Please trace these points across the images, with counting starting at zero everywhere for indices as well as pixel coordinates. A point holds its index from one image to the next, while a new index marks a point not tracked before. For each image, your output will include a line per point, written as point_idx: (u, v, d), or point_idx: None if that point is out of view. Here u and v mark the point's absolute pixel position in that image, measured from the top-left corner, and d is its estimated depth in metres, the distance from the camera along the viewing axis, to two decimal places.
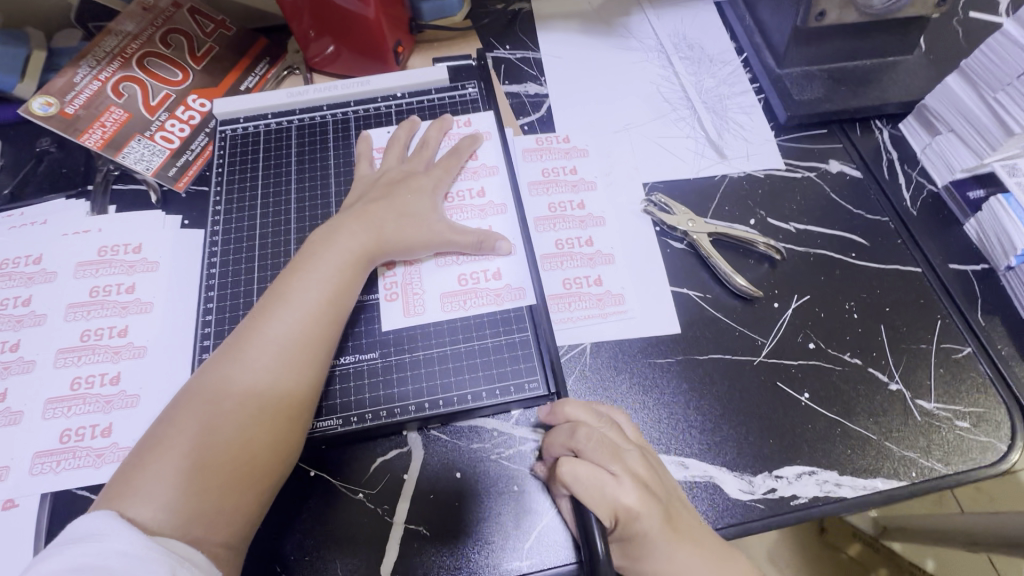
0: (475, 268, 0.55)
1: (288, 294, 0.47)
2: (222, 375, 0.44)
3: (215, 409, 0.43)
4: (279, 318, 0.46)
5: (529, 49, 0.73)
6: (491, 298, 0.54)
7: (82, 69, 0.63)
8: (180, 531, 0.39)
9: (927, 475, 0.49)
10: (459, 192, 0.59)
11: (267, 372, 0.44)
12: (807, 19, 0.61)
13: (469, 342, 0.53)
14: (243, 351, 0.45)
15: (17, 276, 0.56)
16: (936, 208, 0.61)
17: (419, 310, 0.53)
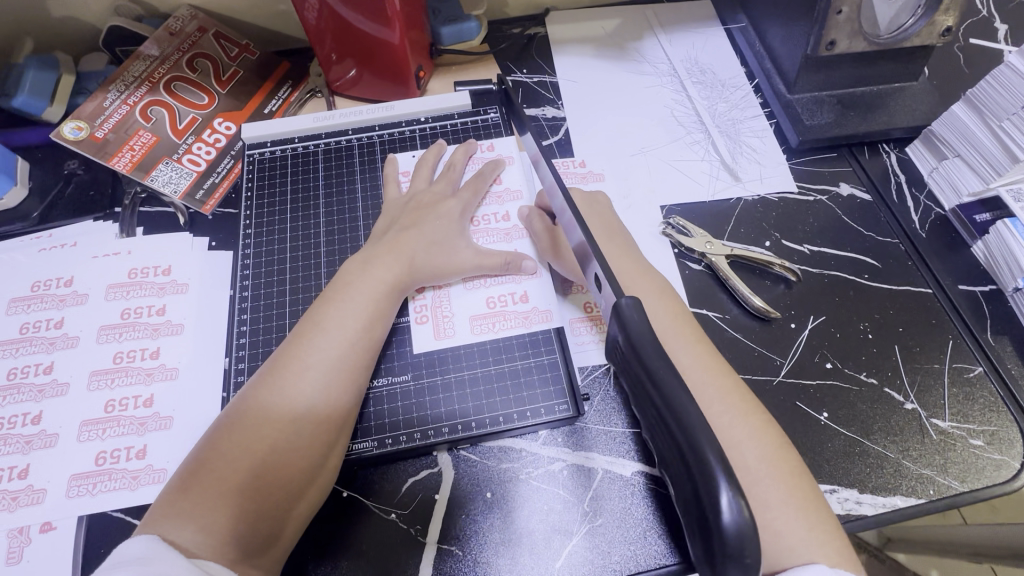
0: (502, 290, 0.57)
1: (326, 319, 0.49)
2: (262, 398, 0.45)
3: (255, 431, 0.44)
4: (317, 343, 0.47)
5: (546, 73, 0.75)
6: (518, 321, 0.55)
7: (112, 94, 0.64)
8: (217, 553, 0.39)
9: (945, 492, 0.50)
10: (485, 216, 0.61)
11: (306, 396, 0.45)
12: (818, 48, 0.63)
13: (499, 364, 0.54)
14: (283, 376, 0.46)
15: (49, 298, 0.57)
16: (945, 230, 0.63)
17: (450, 333, 0.55)
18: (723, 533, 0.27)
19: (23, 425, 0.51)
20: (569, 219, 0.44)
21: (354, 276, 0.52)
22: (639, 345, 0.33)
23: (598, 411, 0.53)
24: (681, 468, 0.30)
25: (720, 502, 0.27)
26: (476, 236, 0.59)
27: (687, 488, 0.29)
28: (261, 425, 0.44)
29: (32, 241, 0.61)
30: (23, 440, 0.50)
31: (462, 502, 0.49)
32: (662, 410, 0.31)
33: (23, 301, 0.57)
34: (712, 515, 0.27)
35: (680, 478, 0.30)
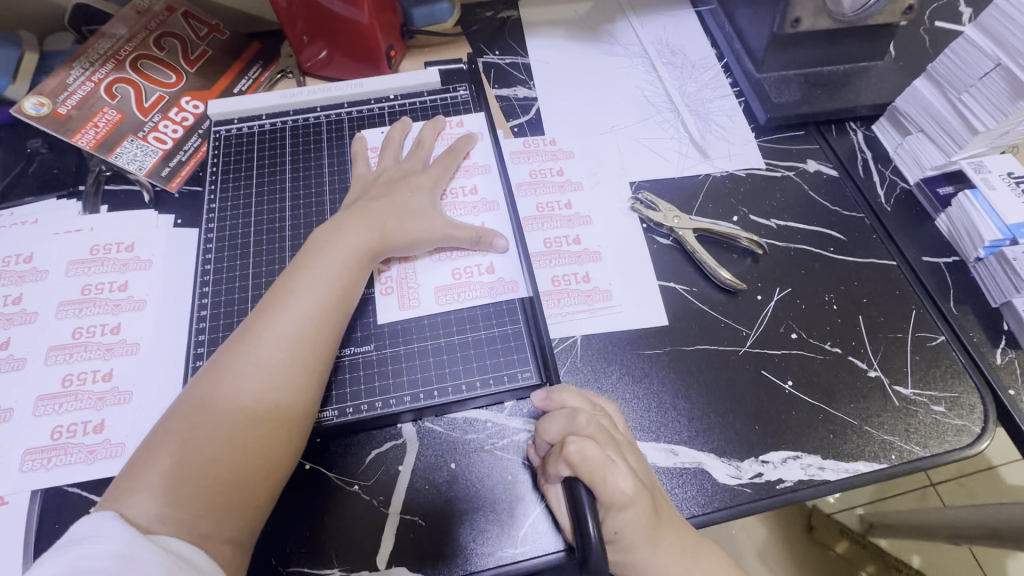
0: (468, 262, 0.57)
1: (296, 287, 0.48)
2: (232, 368, 0.44)
3: (224, 405, 0.43)
4: (289, 310, 0.47)
5: (518, 54, 0.75)
6: (485, 292, 0.55)
7: (76, 70, 0.64)
8: (186, 527, 0.39)
9: (906, 457, 0.50)
10: (455, 189, 0.61)
11: (276, 367, 0.45)
12: (784, 26, 0.64)
13: (464, 334, 0.53)
14: (254, 344, 0.45)
15: (7, 275, 0.56)
16: (909, 204, 0.64)
17: (415, 304, 0.54)
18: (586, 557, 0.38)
19: None
20: None
21: (323, 243, 0.51)
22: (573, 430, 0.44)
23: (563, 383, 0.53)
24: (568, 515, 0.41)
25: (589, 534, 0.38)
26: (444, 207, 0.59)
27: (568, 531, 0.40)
28: (233, 397, 0.43)
29: None
30: None
31: (426, 472, 0.49)
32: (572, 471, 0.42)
33: None
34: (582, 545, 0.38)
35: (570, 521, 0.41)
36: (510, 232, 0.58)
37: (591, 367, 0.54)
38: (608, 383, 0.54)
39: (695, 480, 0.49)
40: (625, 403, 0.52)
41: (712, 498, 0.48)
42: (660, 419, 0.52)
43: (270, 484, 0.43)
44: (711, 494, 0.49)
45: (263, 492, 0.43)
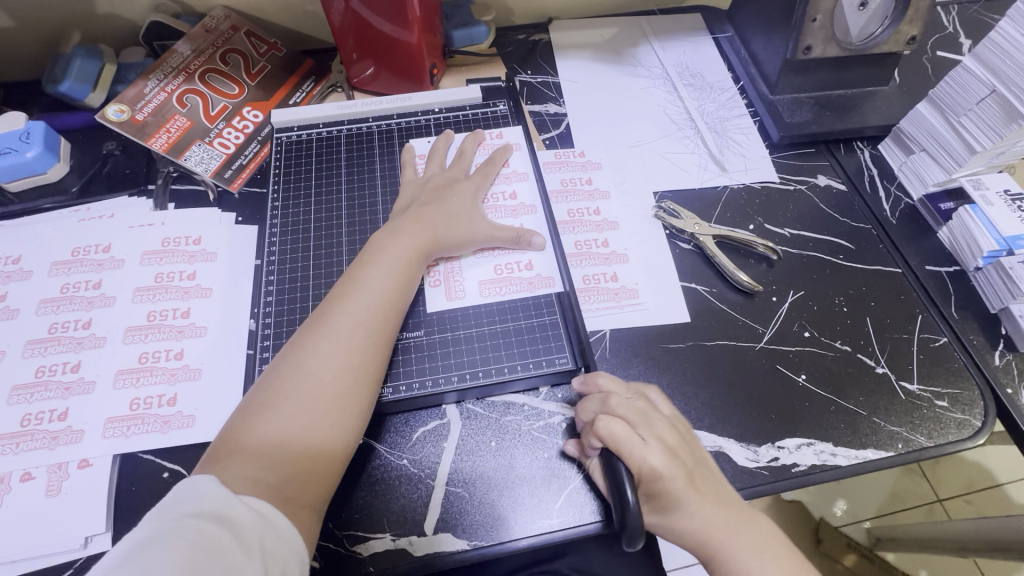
0: (509, 259, 0.62)
1: (364, 278, 0.53)
2: (310, 348, 0.49)
3: (306, 381, 0.48)
4: (359, 298, 0.52)
5: (549, 74, 0.82)
6: (523, 287, 0.60)
7: (152, 82, 0.70)
8: (276, 491, 0.43)
9: (911, 447, 0.54)
10: (495, 195, 0.66)
11: (351, 349, 0.49)
12: (796, 52, 0.70)
13: (504, 325, 0.58)
14: (330, 326, 0.50)
15: (87, 262, 0.62)
16: (913, 217, 0.69)
17: (459, 295, 0.59)
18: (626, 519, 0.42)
19: (62, 373, 0.55)
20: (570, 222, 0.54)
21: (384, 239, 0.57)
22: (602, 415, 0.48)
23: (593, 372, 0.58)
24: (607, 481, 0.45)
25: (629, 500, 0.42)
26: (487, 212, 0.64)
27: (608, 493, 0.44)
28: (313, 373, 0.48)
29: (71, 213, 0.66)
30: (62, 386, 0.54)
31: (468, 448, 0.54)
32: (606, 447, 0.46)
33: (65, 264, 0.62)
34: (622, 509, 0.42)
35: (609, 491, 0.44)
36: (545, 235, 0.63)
37: (620, 358, 0.59)
38: (635, 373, 0.58)
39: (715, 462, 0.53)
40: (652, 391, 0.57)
41: (732, 479, 0.53)
42: (683, 407, 0.56)
43: (344, 456, 0.47)
44: (730, 475, 0.53)
45: (339, 462, 0.47)
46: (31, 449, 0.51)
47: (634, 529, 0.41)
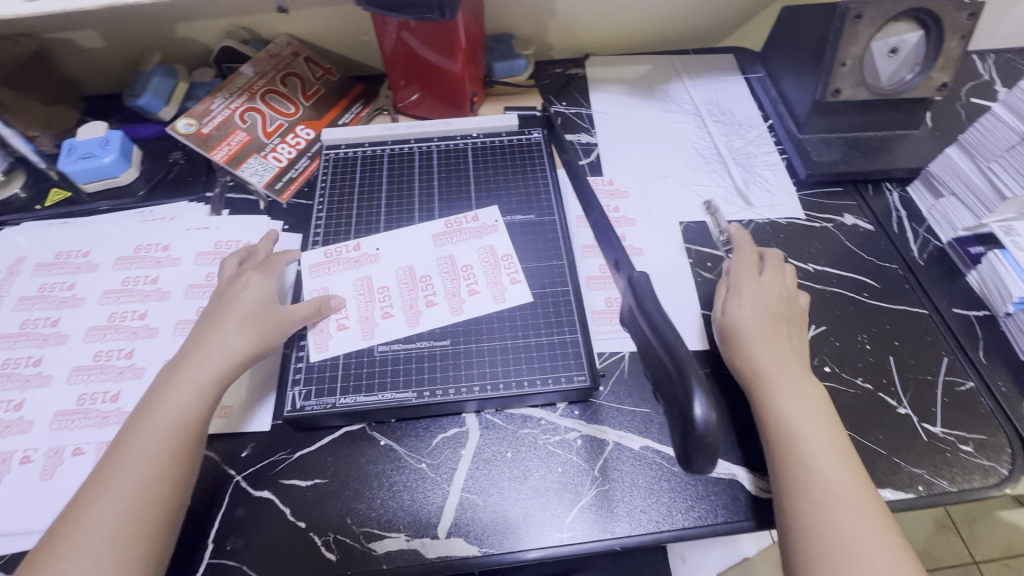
0: (397, 293, 0.63)
1: (166, 398, 0.51)
2: (102, 486, 0.46)
3: (104, 504, 0.45)
4: (161, 416, 0.49)
5: (583, 106, 0.86)
6: (398, 314, 0.62)
7: (219, 100, 0.77)
8: None
9: (933, 490, 0.53)
10: (455, 220, 0.69)
11: (150, 454, 0.47)
12: (825, 94, 0.72)
13: (352, 321, 0.61)
14: (137, 438, 0.48)
15: (148, 259, 0.67)
16: (942, 260, 0.69)
17: (363, 279, 0.64)
18: (693, 428, 0.31)
19: (117, 358, 0.59)
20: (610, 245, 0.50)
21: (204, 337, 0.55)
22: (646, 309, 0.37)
23: (609, 391, 0.59)
24: (666, 382, 0.35)
25: (693, 406, 0.31)
26: (431, 227, 0.69)
27: (667, 403, 0.34)
28: (111, 507, 0.45)
29: (137, 214, 0.72)
30: (116, 370, 0.58)
31: (485, 457, 0.55)
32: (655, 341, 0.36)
33: (128, 259, 0.67)
34: (686, 416, 0.32)
35: (668, 387, 0.34)
36: (460, 295, 0.63)
37: (637, 382, 0.60)
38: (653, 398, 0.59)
39: (730, 490, 0.53)
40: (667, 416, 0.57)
41: (746, 508, 0.52)
42: None
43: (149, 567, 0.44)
44: (746, 505, 0.53)
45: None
46: (84, 427, 0.55)
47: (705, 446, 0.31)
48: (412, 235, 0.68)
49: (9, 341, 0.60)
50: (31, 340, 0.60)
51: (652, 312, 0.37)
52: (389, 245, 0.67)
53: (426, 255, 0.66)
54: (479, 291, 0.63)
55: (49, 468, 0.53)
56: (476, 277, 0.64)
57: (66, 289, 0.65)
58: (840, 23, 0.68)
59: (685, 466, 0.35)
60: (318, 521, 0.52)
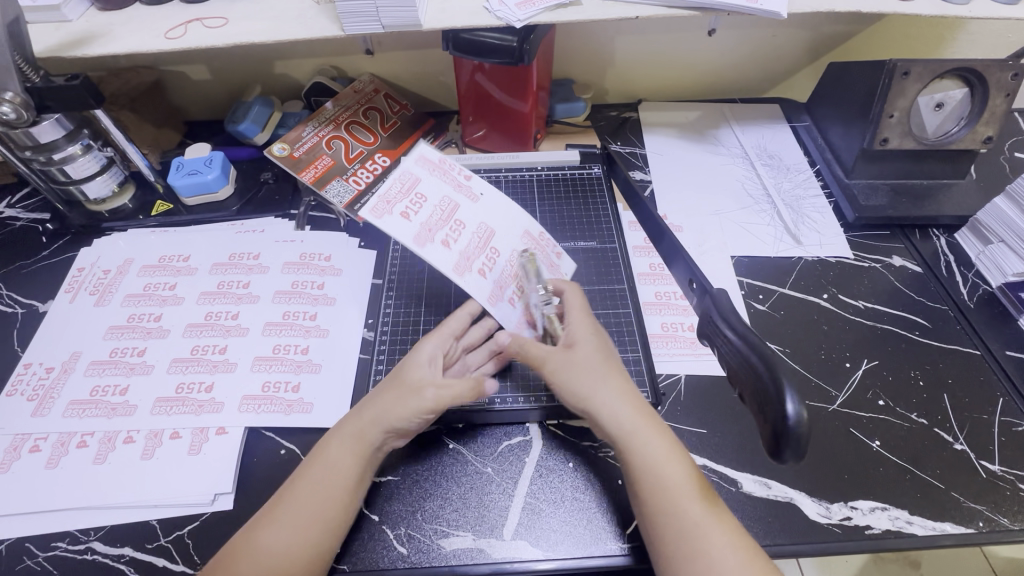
0: (458, 234, 0.63)
1: (335, 457, 0.51)
2: (266, 535, 0.48)
3: (287, 528, 0.48)
4: (338, 459, 0.52)
5: (637, 146, 0.92)
6: (455, 252, 0.61)
7: (309, 128, 0.84)
8: None
9: (994, 527, 0.54)
10: (545, 243, 0.69)
11: (330, 490, 0.50)
12: (873, 143, 0.77)
13: (399, 212, 0.60)
14: (318, 471, 0.51)
15: (240, 266, 0.74)
16: (992, 303, 0.71)
17: (452, 202, 0.64)
18: (786, 422, 0.35)
19: (212, 353, 0.65)
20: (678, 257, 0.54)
21: (382, 409, 0.53)
22: (733, 323, 0.42)
23: (667, 412, 0.61)
24: (756, 384, 0.39)
25: (786, 403, 0.35)
26: (530, 222, 0.69)
27: (758, 403, 0.38)
28: (272, 550, 0.47)
29: (230, 226, 0.80)
30: (211, 364, 0.64)
31: (548, 465, 0.58)
32: (744, 350, 0.41)
33: (223, 266, 0.74)
34: (778, 412, 0.36)
35: (756, 391, 0.38)
36: (504, 294, 0.63)
37: (692, 404, 0.62)
38: (708, 420, 0.61)
39: (788, 514, 0.55)
40: (722, 437, 0.60)
41: (805, 532, 0.54)
42: (753, 457, 0.58)
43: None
44: (804, 529, 0.54)
45: None
46: (181, 413, 0.60)
47: (798, 440, 0.35)
48: (510, 210, 0.68)
49: (118, 332, 0.67)
50: (136, 332, 0.67)
51: (736, 323, 0.42)
52: (490, 200, 0.67)
53: (503, 232, 0.66)
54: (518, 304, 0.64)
55: (149, 449, 0.58)
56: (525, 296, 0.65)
57: (168, 289, 0.71)
58: (889, 79, 0.73)
59: (774, 460, 0.38)
60: (389, 514, 0.55)
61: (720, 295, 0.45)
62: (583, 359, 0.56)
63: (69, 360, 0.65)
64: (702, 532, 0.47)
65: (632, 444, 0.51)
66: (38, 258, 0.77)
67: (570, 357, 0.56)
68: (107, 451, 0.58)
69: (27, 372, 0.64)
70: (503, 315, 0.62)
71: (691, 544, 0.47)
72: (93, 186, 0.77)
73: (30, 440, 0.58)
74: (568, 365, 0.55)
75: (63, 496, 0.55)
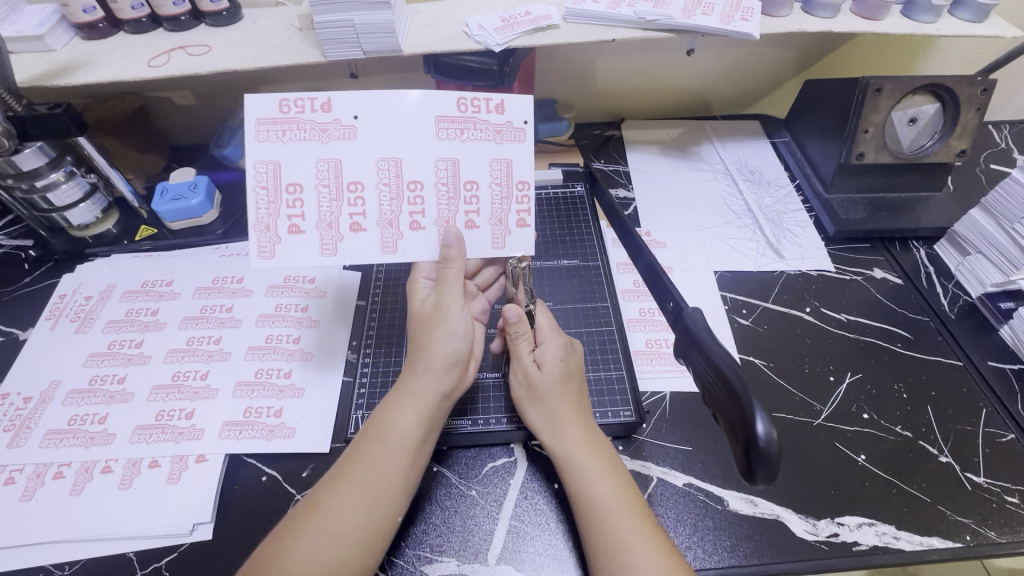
0: (417, 204, 0.57)
1: (394, 414, 0.52)
2: (331, 492, 0.48)
3: (356, 491, 0.48)
4: (399, 424, 0.52)
5: (619, 164, 0.93)
6: (430, 226, 0.58)
7: None
8: None
9: (981, 540, 0.53)
10: (472, 101, 0.57)
11: (397, 455, 0.50)
12: (850, 157, 0.78)
13: (309, 226, 0.57)
14: (383, 436, 0.51)
15: (224, 290, 0.74)
16: (972, 314, 0.71)
17: (391, 161, 0.57)
18: (757, 440, 0.35)
19: (194, 379, 0.64)
20: (653, 274, 0.54)
21: (429, 346, 0.54)
22: (705, 344, 0.43)
23: (653, 430, 0.61)
24: (728, 405, 0.39)
25: (756, 422, 0.36)
26: (439, 103, 0.56)
27: (731, 423, 0.38)
28: (342, 518, 0.47)
29: (214, 251, 0.80)
30: (192, 390, 0.63)
31: (532, 487, 0.58)
32: (715, 370, 0.41)
33: (206, 290, 0.74)
34: (749, 431, 0.36)
35: (729, 412, 0.39)
36: (506, 223, 0.59)
37: (678, 420, 0.62)
38: (694, 439, 0.61)
39: (776, 532, 0.54)
40: (706, 456, 0.59)
41: (793, 550, 0.53)
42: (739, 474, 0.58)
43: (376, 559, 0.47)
44: (792, 547, 0.53)
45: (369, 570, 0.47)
46: (161, 441, 0.59)
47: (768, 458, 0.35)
48: (398, 110, 0.56)
49: (98, 359, 0.66)
50: (116, 359, 0.66)
51: (708, 342, 0.43)
52: (373, 120, 0.56)
53: (423, 153, 0.57)
54: (529, 224, 0.60)
55: (128, 478, 0.57)
56: (529, 203, 0.59)
57: (150, 314, 0.71)
58: (862, 95, 0.74)
59: (749, 481, 0.37)
60: None
61: (694, 314, 0.45)
62: (544, 386, 0.56)
63: (48, 389, 0.64)
64: (623, 545, 0.47)
65: (568, 468, 0.53)
66: (19, 286, 0.77)
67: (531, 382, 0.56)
68: (85, 481, 0.57)
69: (4, 403, 0.63)
70: (514, 244, 0.60)
71: (609, 555, 0.47)
72: (76, 213, 0.76)
73: (5, 472, 0.57)
74: (530, 392, 0.57)
75: (37, 530, 0.54)
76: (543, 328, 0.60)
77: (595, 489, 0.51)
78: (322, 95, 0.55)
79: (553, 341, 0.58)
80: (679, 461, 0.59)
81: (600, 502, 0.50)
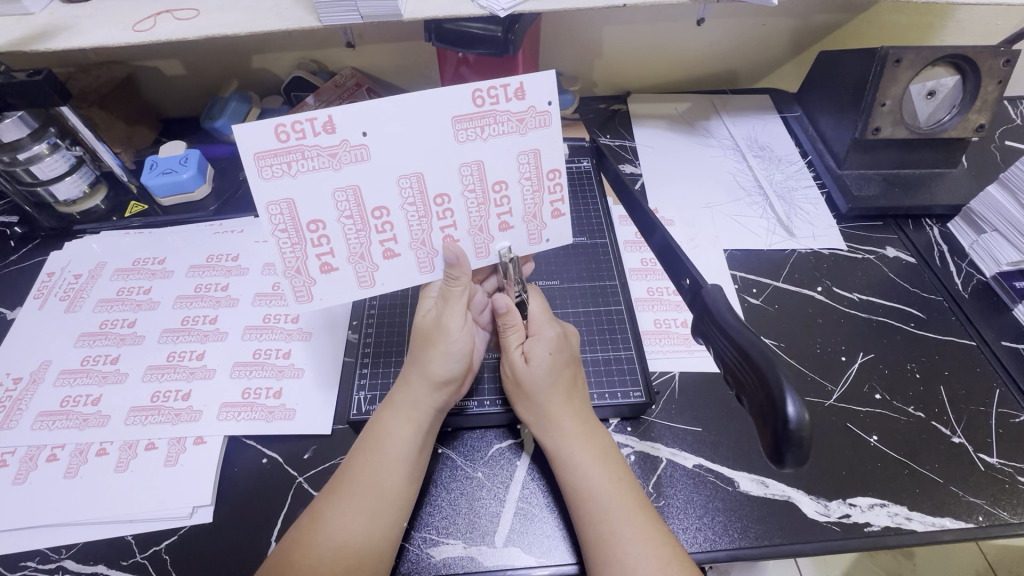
0: (449, 220, 0.54)
1: (390, 426, 0.51)
2: (332, 504, 0.47)
3: (358, 501, 0.47)
4: (397, 436, 0.50)
5: (626, 139, 0.90)
6: (466, 238, 0.55)
7: None
8: None
9: (994, 521, 0.53)
10: (487, 91, 0.50)
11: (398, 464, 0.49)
12: (865, 131, 0.76)
13: (340, 261, 0.54)
14: (380, 446, 0.50)
15: (219, 267, 0.72)
16: (987, 293, 0.70)
17: (415, 176, 0.51)
18: (787, 422, 0.34)
19: (189, 359, 0.62)
20: (668, 251, 0.53)
21: (424, 362, 0.52)
22: (727, 321, 0.42)
23: (660, 411, 0.60)
24: (752, 384, 0.38)
25: (786, 403, 0.35)
26: (450, 100, 0.49)
27: (757, 404, 0.37)
28: (347, 529, 0.46)
29: (207, 227, 0.77)
30: (188, 370, 0.61)
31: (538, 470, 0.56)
32: (739, 347, 0.40)
33: (201, 268, 0.71)
34: (778, 412, 0.35)
35: (754, 391, 0.38)
36: (541, 218, 0.57)
37: (686, 401, 0.61)
38: (704, 420, 0.59)
39: (787, 512, 0.53)
40: (717, 437, 0.58)
41: (804, 530, 0.52)
42: (749, 455, 0.57)
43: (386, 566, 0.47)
44: (803, 526, 0.53)
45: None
46: (157, 422, 0.57)
47: (796, 440, 0.34)
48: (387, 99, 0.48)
49: (89, 339, 0.64)
50: (109, 339, 0.64)
51: (725, 316, 0.42)
52: (379, 132, 0.49)
53: None
54: (564, 214, 0.57)
55: (124, 460, 0.55)
56: (562, 191, 0.56)
57: (143, 293, 0.69)
58: (880, 66, 0.71)
59: (774, 462, 0.37)
60: None
61: (715, 289, 0.44)
62: (531, 380, 0.53)
63: (38, 369, 0.62)
64: (613, 538, 0.46)
65: (563, 456, 0.52)
66: (5, 263, 0.74)
67: (522, 378, 0.54)
68: (80, 463, 0.55)
69: None
70: (552, 235, 0.58)
71: (602, 545, 0.47)
72: (63, 187, 0.73)
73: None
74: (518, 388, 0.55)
75: (32, 513, 0.52)
76: (537, 316, 0.57)
77: (592, 478, 0.50)
78: (321, 113, 0.47)
79: (543, 332, 0.55)
80: (690, 443, 0.58)
81: (594, 490, 0.49)
